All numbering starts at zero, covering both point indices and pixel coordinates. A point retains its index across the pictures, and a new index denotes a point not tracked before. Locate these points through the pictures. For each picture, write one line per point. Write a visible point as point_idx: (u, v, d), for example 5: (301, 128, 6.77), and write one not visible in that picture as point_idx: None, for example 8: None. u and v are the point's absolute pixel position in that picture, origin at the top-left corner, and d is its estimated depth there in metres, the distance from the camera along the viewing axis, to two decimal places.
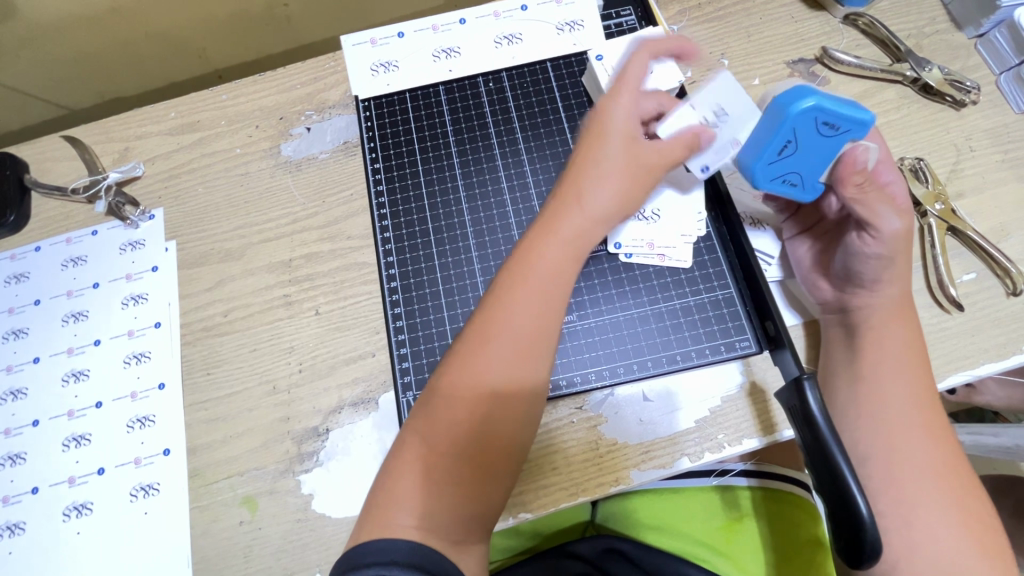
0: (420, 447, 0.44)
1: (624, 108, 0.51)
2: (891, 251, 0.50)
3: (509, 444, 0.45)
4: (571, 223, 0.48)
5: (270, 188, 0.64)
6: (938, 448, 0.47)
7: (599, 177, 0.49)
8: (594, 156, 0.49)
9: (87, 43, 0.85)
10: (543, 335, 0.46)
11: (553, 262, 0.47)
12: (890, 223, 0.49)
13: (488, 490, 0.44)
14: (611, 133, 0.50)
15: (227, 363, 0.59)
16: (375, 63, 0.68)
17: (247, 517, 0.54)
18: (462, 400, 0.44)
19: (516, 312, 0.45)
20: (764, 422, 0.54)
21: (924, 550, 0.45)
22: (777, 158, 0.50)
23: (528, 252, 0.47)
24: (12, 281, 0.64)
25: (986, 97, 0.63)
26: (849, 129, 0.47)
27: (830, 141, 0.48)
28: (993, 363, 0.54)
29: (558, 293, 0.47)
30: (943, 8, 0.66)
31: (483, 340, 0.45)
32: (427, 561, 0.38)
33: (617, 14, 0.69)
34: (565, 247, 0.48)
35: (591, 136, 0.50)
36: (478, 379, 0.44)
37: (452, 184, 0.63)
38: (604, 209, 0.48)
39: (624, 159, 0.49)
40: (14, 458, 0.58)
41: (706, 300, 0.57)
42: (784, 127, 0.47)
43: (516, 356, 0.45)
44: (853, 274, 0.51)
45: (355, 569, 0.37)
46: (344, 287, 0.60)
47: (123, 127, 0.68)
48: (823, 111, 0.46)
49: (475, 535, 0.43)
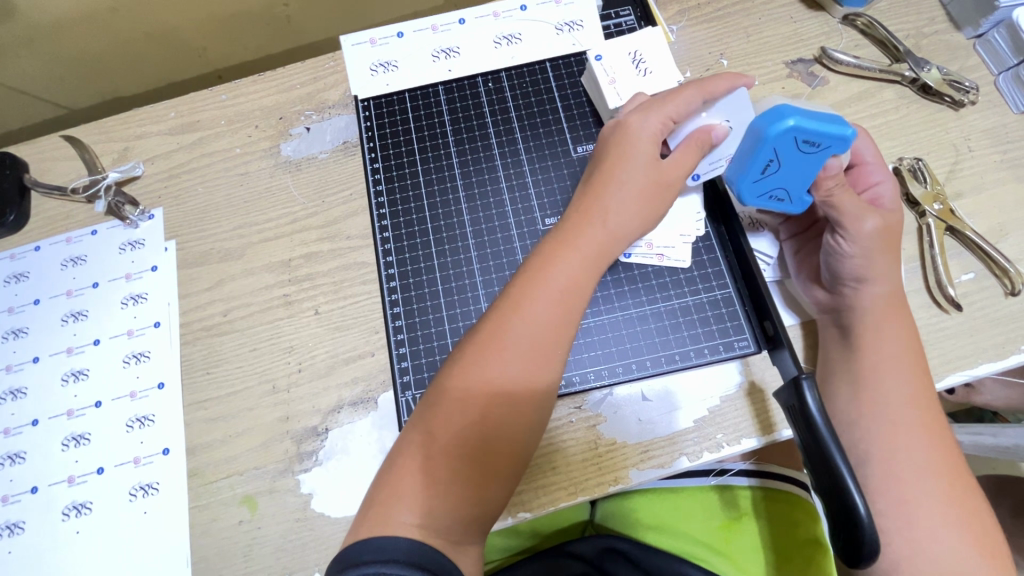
0: (425, 448, 0.44)
1: (651, 126, 0.51)
2: (866, 249, 0.50)
3: (515, 448, 0.45)
4: (590, 238, 0.49)
5: (269, 188, 0.64)
6: (936, 448, 0.47)
7: (619, 193, 0.50)
8: (615, 172, 0.51)
9: (86, 43, 0.85)
10: (555, 344, 0.46)
11: (572, 275, 0.48)
12: (860, 222, 0.50)
13: (491, 491, 0.44)
14: (634, 151, 0.51)
15: (226, 362, 0.59)
16: (374, 63, 0.68)
17: (247, 516, 0.54)
18: (471, 402, 0.44)
19: (528, 319, 0.46)
20: (763, 421, 0.54)
21: (922, 549, 0.45)
22: (761, 176, 0.51)
23: (546, 261, 0.48)
24: (12, 281, 0.64)
25: (984, 97, 0.63)
26: (830, 145, 0.48)
27: (812, 159, 0.49)
28: (991, 363, 0.54)
29: (574, 306, 0.47)
30: (942, 9, 0.67)
31: (495, 347, 0.45)
32: (427, 560, 0.38)
33: (616, 14, 0.69)
34: (584, 261, 0.49)
35: (614, 149, 0.52)
36: (490, 382, 0.44)
37: (451, 185, 0.63)
38: (623, 227, 0.50)
39: (644, 180, 0.50)
40: (13, 457, 0.58)
41: (705, 300, 0.58)
42: (764, 148, 0.49)
43: (530, 363, 0.45)
44: (836, 275, 0.52)
45: (352, 568, 0.37)
46: (344, 286, 0.60)
47: (123, 127, 0.68)
48: (802, 131, 0.47)
49: (474, 534, 0.43)
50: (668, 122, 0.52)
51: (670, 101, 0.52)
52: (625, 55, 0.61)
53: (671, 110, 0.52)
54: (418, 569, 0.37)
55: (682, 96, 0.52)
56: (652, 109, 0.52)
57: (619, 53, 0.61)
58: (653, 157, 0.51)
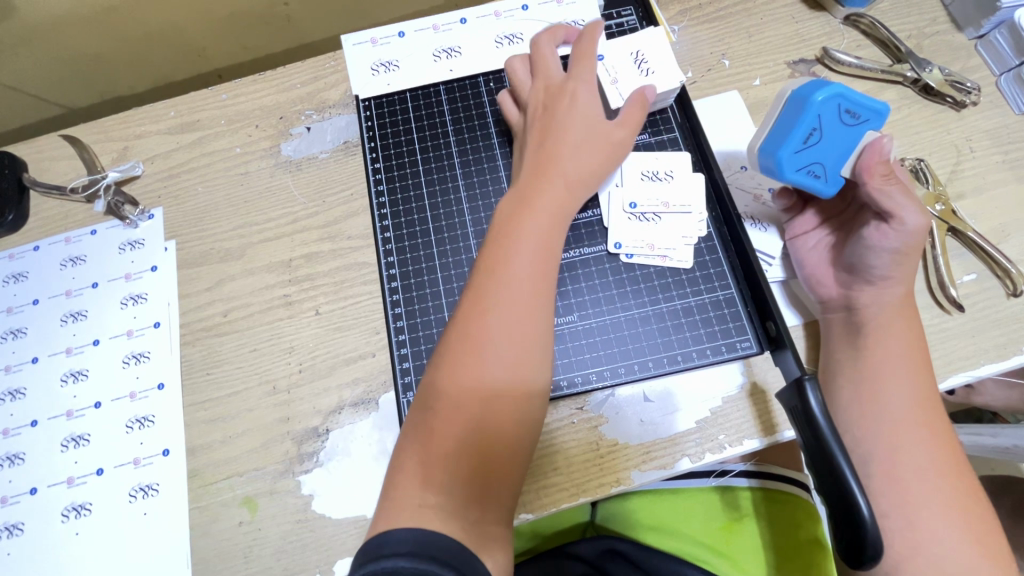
0: (427, 429, 0.44)
1: (582, 91, 0.56)
2: (907, 247, 0.50)
3: (520, 411, 0.45)
4: (550, 190, 0.52)
5: (270, 188, 0.64)
6: (938, 449, 0.47)
7: (572, 151, 0.53)
8: (564, 131, 0.54)
9: (85, 42, 0.85)
10: (539, 303, 0.47)
11: (540, 232, 0.50)
12: (914, 217, 0.49)
13: (500, 469, 0.44)
14: (571, 110, 0.55)
15: (226, 363, 0.58)
16: (376, 63, 0.67)
17: (247, 517, 0.54)
18: (467, 371, 0.45)
19: (506, 277, 0.47)
20: (765, 422, 0.54)
21: (925, 550, 0.45)
22: (802, 147, 0.51)
23: (512, 225, 0.50)
24: (10, 281, 0.63)
25: (986, 98, 0.63)
26: (867, 119, 0.50)
27: (852, 132, 0.51)
28: (993, 364, 0.54)
29: (548, 261, 0.49)
30: (944, 9, 0.67)
31: (480, 311, 0.46)
32: (444, 553, 0.37)
33: (618, 14, 0.69)
34: (548, 213, 0.50)
35: (556, 115, 0.55)
36: (479, 346, 0.45)
37: (453, 185, 0.63)
38: (578, 174, 0.53)
39: (593, 136, 0.54)
40: (11, 458, 0.57)
41: (707, 300, 0.57)
42: (809, 114, 0.50)
43: (516, 318, 0.46)
44: (867, 270, 0.51)
45: (374, 560, 0.36)
46: (344, 286, 0.60)
47: (122, 126, 0.68)
48: (846, 99, 0.49)
49: (493, 532, 0.42)
50: (588, 83, 0.57)
51: (581, 65, 0.57)
52: (626, 56, 0.60)
53: (581, 74, 0.57)
54: (438, 562, 0.36)
55: (579, 64, 0.57)
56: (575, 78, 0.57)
57: (618, 53, 0.60)
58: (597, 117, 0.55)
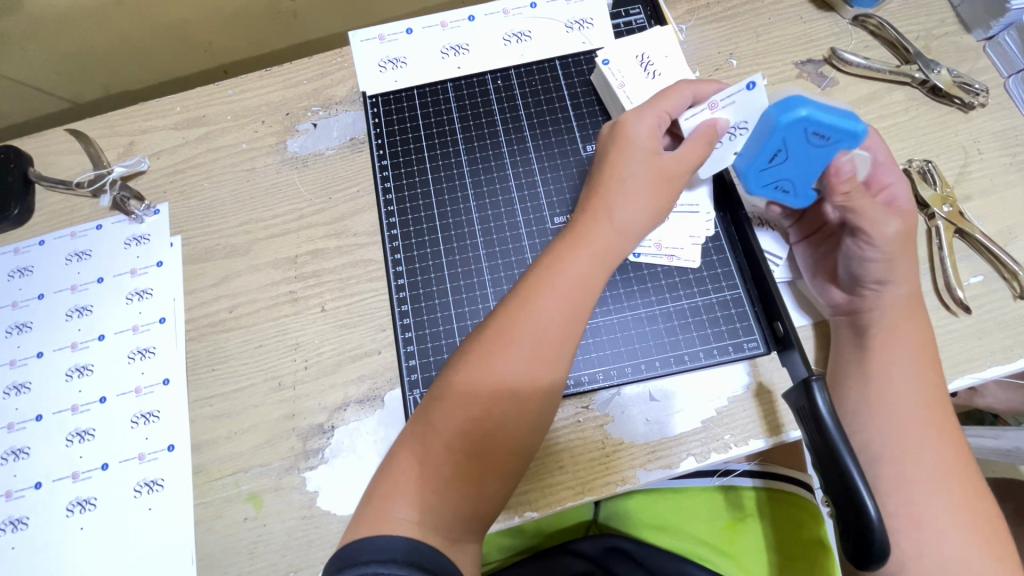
0: (426, 441, 0.44)
1: (646, 124, 0.52)
2: (891, 254, 0.50)
3: (516, 447, 0.45)
4: (598, 234, 0.49)
5: (275, 183, 0.64)
6: (945, 449, 0.47)
7: (624, 188, 0.50)
8: (620, 178, 0.50)
9: (91, 36, 0.85)
10: (563, 341, 0.46)
11: (582, 272, 0.47)
12: (885, 227, 0.49)
13: (487, 489, 0.43)
14: (631, 149, 0.51)
15: (232, 359, 0.58)
16: (383, 59, 0.68)
17: (251, 513, 0.54)
18: (476, 397, 0.44)
19: (539, 315, 0.46)
20: (770, 422, 0.54)
21: (931, 551, 0.45)
22: (769, 165, 0.51)
23: (555, 258, 0.48)
24: (15, 276, 0.63)
25: (994, 100, 0.63)
26: (840, 139, 0.47)
27: (821, 152, 0.49)
28: (998, 365, 0.54)
29: (581, 305, 0.47)
30: (952, 11, 0.66)
31: (504, 341, 0.45)
32: (425, 560, 0.38)
33: (626, 12, 0.69)
34: (594, 258, 0.48)
35: (617, 147, 0.52)
36: (494, 379, 0.44)
37: (460, 181, 0.63)
38: (630, 224, 0.50)
39: (649, 176, 0.50)
40: (16, 453, 0.57)
41: (715, 300, 0.57)
42: (773, 137, 0.48)
43: (536, 361, 0.45)
44: (856, 277, 0.51)
45: (350, 567, 0.37)
46: (350, 283, 0.60)
47: (129, 121, 0.68)
48: (812, 123, 0.47)
49: (474, 532, 0.43)
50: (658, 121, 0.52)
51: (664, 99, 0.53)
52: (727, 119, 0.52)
53: (664, 106, 0.52)
54: (418, 569, 0.37)
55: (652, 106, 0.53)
56: (644, 109, 0.52)
57: (751, 110, 0.51)
58: (660, 163, 0.51)
